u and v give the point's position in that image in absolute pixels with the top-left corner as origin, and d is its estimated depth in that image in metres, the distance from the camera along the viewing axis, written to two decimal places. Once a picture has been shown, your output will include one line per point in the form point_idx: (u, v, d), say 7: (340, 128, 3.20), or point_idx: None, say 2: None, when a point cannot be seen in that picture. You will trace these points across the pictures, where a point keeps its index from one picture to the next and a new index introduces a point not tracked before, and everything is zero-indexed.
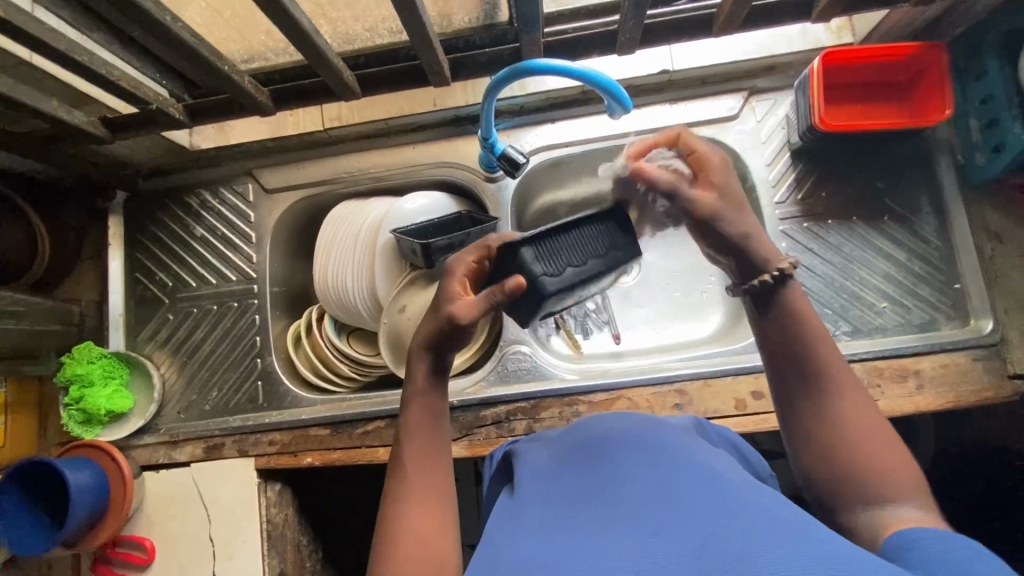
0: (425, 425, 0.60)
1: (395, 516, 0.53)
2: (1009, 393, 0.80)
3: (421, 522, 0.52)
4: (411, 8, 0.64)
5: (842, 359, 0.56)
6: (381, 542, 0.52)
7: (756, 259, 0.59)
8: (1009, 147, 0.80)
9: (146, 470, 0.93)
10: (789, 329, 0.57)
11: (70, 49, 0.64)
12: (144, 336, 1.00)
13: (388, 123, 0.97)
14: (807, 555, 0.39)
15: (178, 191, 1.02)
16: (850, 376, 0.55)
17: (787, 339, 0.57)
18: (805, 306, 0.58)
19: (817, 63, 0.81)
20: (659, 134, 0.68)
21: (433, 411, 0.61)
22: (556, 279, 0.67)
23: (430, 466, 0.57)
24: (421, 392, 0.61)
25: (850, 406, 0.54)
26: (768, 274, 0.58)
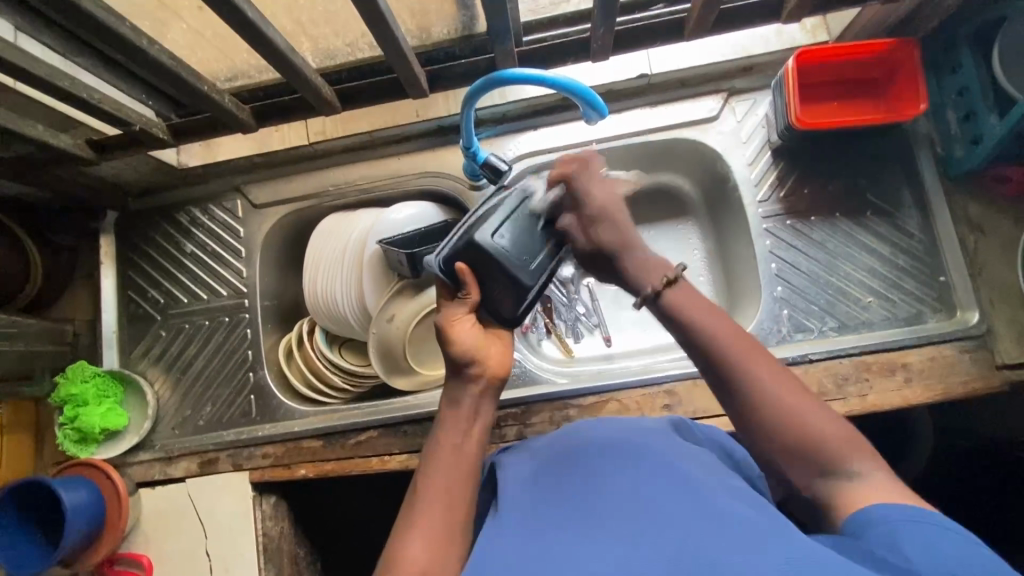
0: (453, 456, 0.58)
1: (402, 534, 0.52)
2: (997, 383, 0.80)
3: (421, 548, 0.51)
4: (384, 23, 0.65)
5: (758, 348, 0.55)
6: (384, 558, 0.51)
7: (637, 283, 0.62)
8: (985, 139, 0.80)
9: (141, 487, 0.93)
10: (677, 325, 0.58)
11: (52, 75, 0.66)
12: (138, 353, 1.01)
13: (372, 136, 0.98)
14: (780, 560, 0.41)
15: (168, 209, 1.03)
16: (783, 373, 0.54)
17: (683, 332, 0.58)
18: (687, 310, 0.58)
19: (793, 62, 0.81)
20: (565, 157, 0.69)
21: (463, 440, 0.59)
22: (486, 229, 0.67)
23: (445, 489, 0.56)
24: (454, 424, 0.60)
25: (778, 389, 0.53)
26: (646, 293, 0.60)
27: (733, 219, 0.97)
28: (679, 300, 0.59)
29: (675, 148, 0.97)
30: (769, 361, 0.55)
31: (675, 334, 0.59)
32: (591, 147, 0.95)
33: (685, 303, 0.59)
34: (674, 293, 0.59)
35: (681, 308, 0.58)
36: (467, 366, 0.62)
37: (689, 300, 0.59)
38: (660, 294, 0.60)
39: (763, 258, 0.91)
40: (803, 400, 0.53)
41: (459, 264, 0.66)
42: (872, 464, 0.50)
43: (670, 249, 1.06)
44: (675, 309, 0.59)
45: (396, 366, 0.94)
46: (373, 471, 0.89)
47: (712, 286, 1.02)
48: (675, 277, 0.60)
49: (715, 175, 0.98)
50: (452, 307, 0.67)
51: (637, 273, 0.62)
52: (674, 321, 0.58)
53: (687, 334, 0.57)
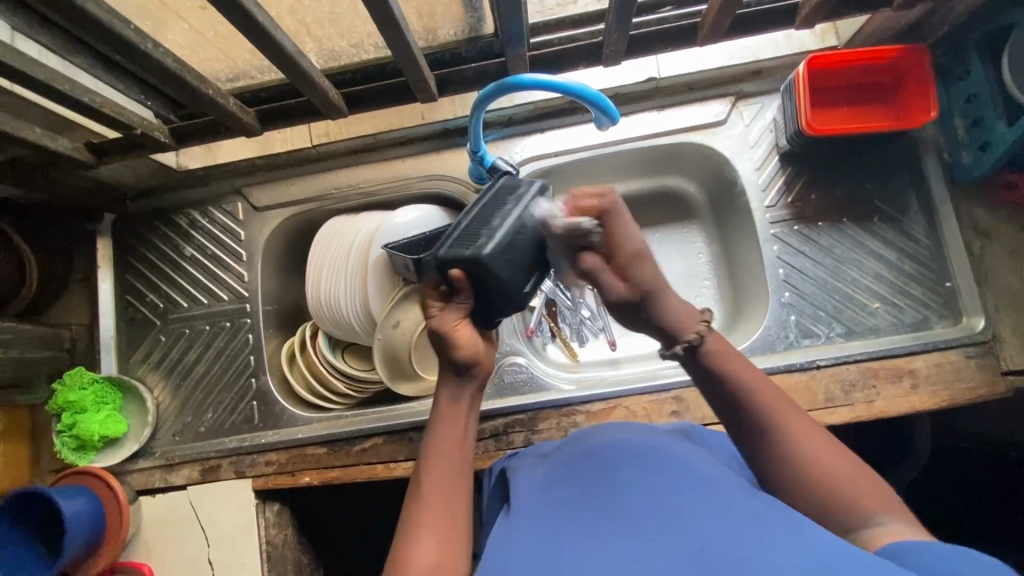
0: (449, 450, 0.58)
1: (406, 534, 0.53)
2: (1003, 389, 0.81)
3: (431, 548, 0.51)
4: (395, 26, 0.64)
5: (791, 415, 0.54)
6: (390, 561, 0.51)
7: (671, 331, 0.60)
8: (994, 146, 0.81)
9: (141, 495, 0.92)
10: (709, 377, 0.58)
11: (51, 78, 0.64)
12: (137, 359, 0.99)
13: (376, 138, 0.96)
14: (798, 556, 0.41)
15: (167, 211, 1.01)
16: (805, 428, 0.54)
17: (716, 390, 0.58)
18: (727, 367, 0.57)
19: (803, 67, 0.81)
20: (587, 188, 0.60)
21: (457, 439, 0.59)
22: (490, 243, 0.62)
23: (445, 485, 0.56)
24: (453, 418, 0.61)
25: (810, 450, 0.53)
26: (680, 345, 0.59)
27: (740, 223, 0.97)
28: (719, 353, 0.58)
29: (683, 152, 0.97)
30: (815, 427, 0.54)
31: (707, 387, 0.59)
32: (597, 151, 0.94)
33: (721, 356, 0.58)
34: (709, 344, 0.58)
35: (718, 367, 0.58)
36: (470, 368, 0.62)
37: (725, 352, 0.58)
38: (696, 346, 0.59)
39: (771, 264, 0.91)
40: (838, 458, 0.52)
41: (456, 273, 0.62)
42: (910, 525, 0.49)
43: (676, 252, 1.05)
44: (713, 362, 0.58)
45: (401, 372, 0.93)
46: (378, 478, 0.88)
47: (718, 290, 1.02)
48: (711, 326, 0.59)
49: (721, 179, 0.98)
50: (448, 311, 0.63)
51: (674, 322, 0.60)
52: (714, 371, 0.58)
53: (725, 392, 0.57)
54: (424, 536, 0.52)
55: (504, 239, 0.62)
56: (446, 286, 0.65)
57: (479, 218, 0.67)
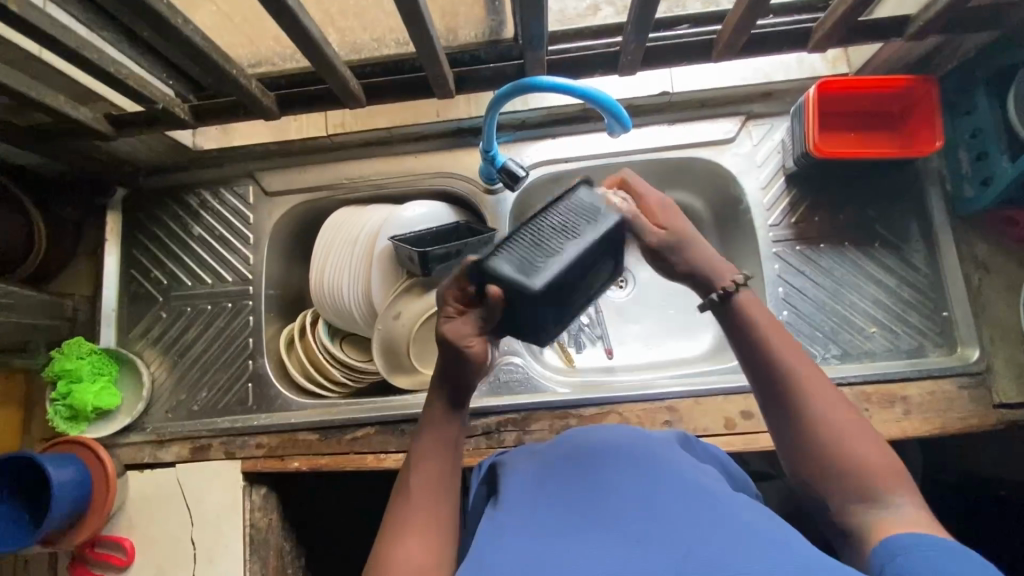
0: (433, 452, 0.58)
1: (391, 537, 0.52)
2: (994, 421, 0.81)
3: (417, 547, 0.51)
4: (419, 21, 0.65)
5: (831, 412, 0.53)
6: (374, 561, 0.51)
7: (707, 274, 0.59)
8: (997, 180, 0.82)
9: (130, 469, 0.92)
10: (739, 327, 0.57)
11: (80, 46, 0.65)
12: (137, 334, 1.00)
13: (391, 132, 0.98)
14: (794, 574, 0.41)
15: (179, 190, 1.03)
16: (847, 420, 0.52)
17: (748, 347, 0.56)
18: (757, 313, 0.57)
19: (813, 91, 0.83)
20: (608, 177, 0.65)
21: (445, 446, 0.59)
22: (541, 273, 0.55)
23: (429, 499, 0.55)
24: (436, 421, 0.60)
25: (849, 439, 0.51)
26: (717, 290, 0.58)
27: (742, 240, 0.98)
28: (749, 305, 0.57)
29: (690, 167, 0.98)
30: (829, 390, 0.54)
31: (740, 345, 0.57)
32: (609, 160, 0.96)
33: (753, 313, 0.57)
34: (743, 297, 0.58)
35: (753, 316, 0.57)
36: (469, 378, 0.60)
37: (758, 307, 0.57)
38: (730, 294, 0.58)
39: (771, 282, 0.92)
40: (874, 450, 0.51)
41: (492, 291, 0.56)
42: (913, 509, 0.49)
43: None
44: (745, 317, 0.57)
45: (398, 364, 0.93)
46: (367, 468, 0.88)
47: None
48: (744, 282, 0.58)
49: (727, 197, 0.99)
50: (455, 327, 0.58)
51: (707, 268, 0.59)
52: (743, 329, 0.57)
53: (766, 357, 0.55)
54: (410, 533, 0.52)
55: (557, 267, 0.55)
56: (474, 296, 0.58)
57: (553, 225, 0.58)
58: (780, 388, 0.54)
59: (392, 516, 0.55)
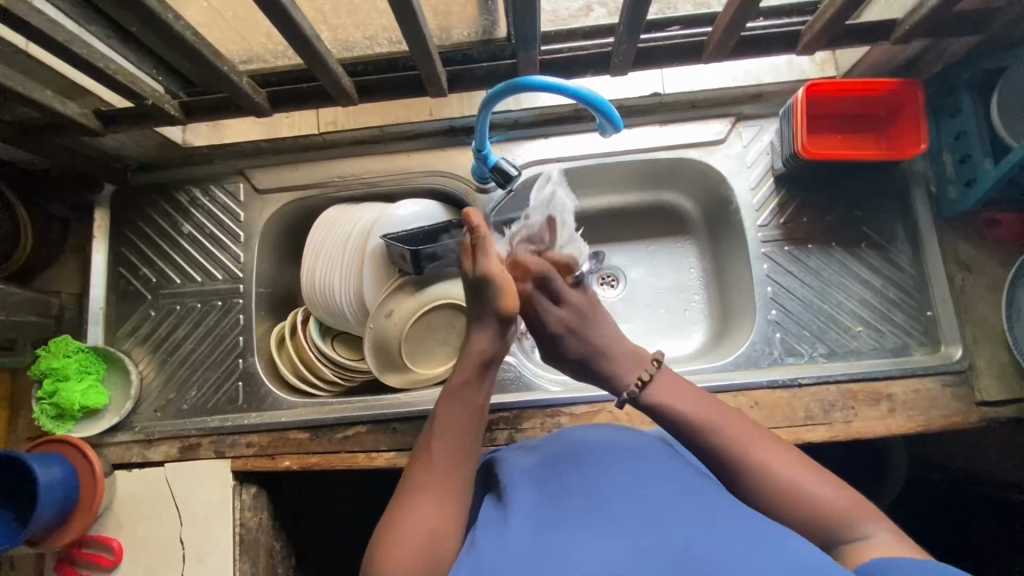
0: (451, 430, 0.61)
1: (407, 502, 0.56)
2: (975, 419, 0.83)
3: (430, 516, 0.54)
4: (413, 21, 0.65)
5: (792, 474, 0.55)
6: (387, 523, 0.55)
7: (618, 377, 0.67)
8: (980, 182, 0.83)
9: (118, 469, 0.91)
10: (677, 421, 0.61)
11: (69, 41, 0.65)
12: (125, 332, 0.98)
13: (382, 130, 0.97)
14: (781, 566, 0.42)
15: (168, 187, 1.02)
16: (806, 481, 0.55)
17: (686, 432, 0.60)
18: (680, 402, 0.62)
19: (802, 94, 0.84)
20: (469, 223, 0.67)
21: (469, 411, 0.63)
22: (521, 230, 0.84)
23: (445, 467, 0.59)
24: (456, 398, 0.63)
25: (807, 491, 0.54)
26: (633, 386, 0.65)
27: (732, 240, 0.99)
28: (664, 396, 0.63)
29: (680, 167, 0.99)
30: (773, 444, 0.57)
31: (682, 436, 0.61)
32: (601, 160, 0.96)
33: (666, 401, 0.62)
34: (653, 390, 0.64)
35: (691, 414, 0.60)
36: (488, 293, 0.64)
37: (673, 397, 0.62)
38: (641, 389, 0.65)
39: (761, 282, 0.93)
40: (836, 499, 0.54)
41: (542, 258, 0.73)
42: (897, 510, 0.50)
43: (668, 268, 1.07)
44: (661, 407, 0.62)
45: (390, 363, 0.93)
46: (359, 467, 0.88)
47: (707, 305, 1.04)
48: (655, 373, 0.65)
49: (717, 197, 1.00)
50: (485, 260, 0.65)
51: (623, 371, 0.67)
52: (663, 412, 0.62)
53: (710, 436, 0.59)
54: (422, 506, 0.55)
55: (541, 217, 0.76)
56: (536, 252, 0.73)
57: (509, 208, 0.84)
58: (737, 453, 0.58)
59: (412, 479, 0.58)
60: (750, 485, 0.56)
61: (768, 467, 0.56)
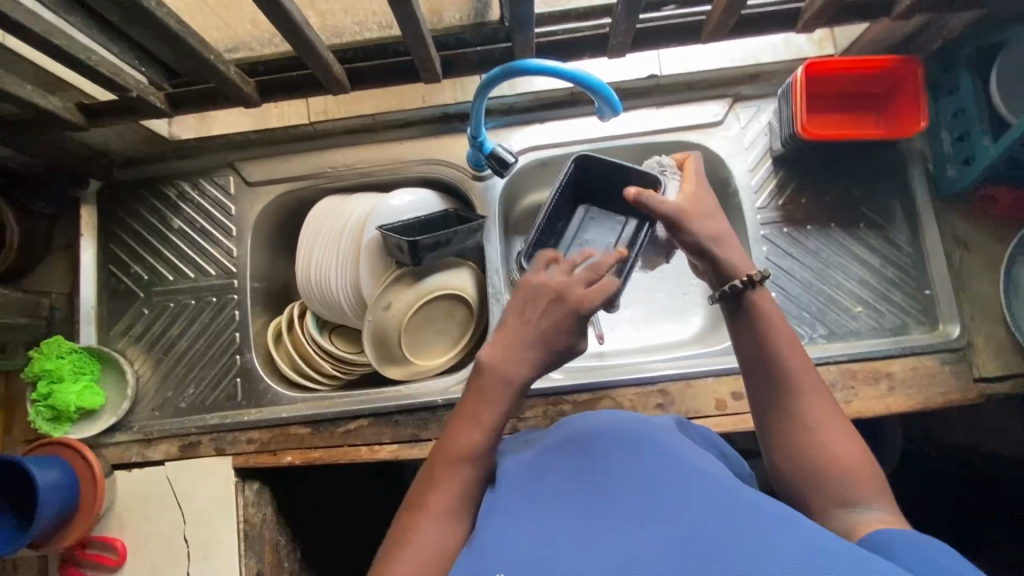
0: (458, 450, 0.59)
1: (416, 518, 0.56)
2: (973, 395, 0.84)
3: (437, 536, 0.55)
4: (405, 5, 0.63)
5: (827, 427, 0.55)
6: (395, 535, 0.56)
7: (727, 269, 0.64)
8: (978, 160, 0.83)
9: (117, 469, 0.90)
10: (754, 317, 0.61)
11: (47, 32, 0.62)
12: (118, 331, 0.97)
13: (376, 119, 0.96)
14: (791, 557, 0.40)
15: (156, 182, 0.99)
16: (843, 443, 0.55)
17: (749, 327, 0.61)
18: (768, 307, 0.61)
19: (801, 73, 0.83)
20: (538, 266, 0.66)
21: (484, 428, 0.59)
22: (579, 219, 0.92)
23: (454, 483, 0.58)
24: (471, 415, 0.60)
25: (835, 443, 0.55)
26: (737, 280, 0.62)
27: (730, 223, 0.98)
28: (759, 300, 0.62)
29: None
30: (813, 379, 0.58)
31: (744, 333, 0.61)
32: (599, 145, 0.95)
33: (764, 303, 0.61)
34: (755, 292, 0.62)
35: (757, 306, 0.62)
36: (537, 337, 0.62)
37: (768, 303, 0.62)
38: (753, 283, 0.62)
39: (760, 265, 0.93)
40: (859, 456, 0.54)
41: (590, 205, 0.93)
42: None
43: None
44: (754, 304, 0.61)
45: (390, 355, 0.92)
46: (362, 460, 0.88)
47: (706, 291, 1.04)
48: (762, 277, 0.62)
49: (716, 180, 0.99)
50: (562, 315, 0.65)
51: (728, 263, 0.64)
52: (754, 318, 0.61)
53: (776, 355, 0.59)
54: (429, 527, 0.55)
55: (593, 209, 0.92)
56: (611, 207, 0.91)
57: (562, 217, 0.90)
58: (773, 386, 0.58)
59: (420, 490, 0.58)
60: (792, 402, 0.57)
61: (810, 419, 0.56)
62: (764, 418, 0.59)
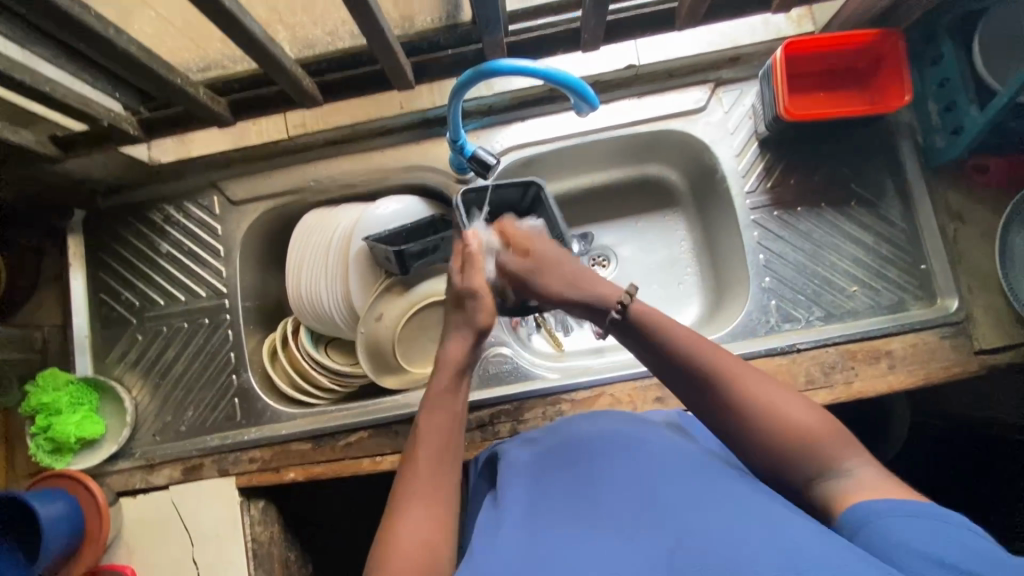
0: (436, 435, 0.60)
1: (396, 511, 0.54)
2: (975, 367, 0.83)
3: (421, 526, 0.52)
4: (369, 15, 0.63)
5: (775, 402, 0.53)
6: (380, 535, 0.53)
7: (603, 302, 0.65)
8: (966, 131, 0.82)
9: (123, 496, 0.90)
10: (645, 335, 0.61)
11: (10, 68, 0.62)
12: (114, 359, 0.97)
13: (354, 128, 0.95)
14: (783, 546, 0.39)
15: (141, 207, 0.99)
16: (800, 414, 0.52)
17: (653, 350, 0.61)
18: (654, 319, 0.62)
19: (781, 53, 0.82)
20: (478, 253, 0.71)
21: (451, 416, 0.61)
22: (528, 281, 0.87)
23: (430, 472, 0.57)
24: (439, 401, 0.62)
25: (790, 417, 0.52)
26: (614, 308, 0.63)
27: (720, 209, 0.97)
28: (640, 315, 0.62)
29: (663, 140, 0.97)
30: (737, 362, 0.56)
31: (646, 353, 0.61)
32: (581, 140, 0.94)
33: (648, 316, 0.62)
34: (633, 310, 0.63)
35: (647, 322, 0.62)
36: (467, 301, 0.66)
37: (649, 312, 0.62)
38: (627, 304, 0.63)
39: (752, 250, 0.92)
40: (823, 425, 0.52)
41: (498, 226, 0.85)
42: None
43: (659, 243, 1.06)
44: (640, 322, 0.62)
45: (385, 365, 0.92)
46: (364, 472, 0.87)
47: (700, 278, 1.03)
48: (631, 294, 0.64)
49: (703, 166, 0.98)
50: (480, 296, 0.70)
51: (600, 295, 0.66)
52: (644, 333, 0.61)
53: (690, 356, 0.58)
54: (409, 511, 0.54)
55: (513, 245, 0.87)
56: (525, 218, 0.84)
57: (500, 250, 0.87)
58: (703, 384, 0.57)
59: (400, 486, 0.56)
60: (731, 394, 0.55)
61: (761, 400, 0.54)
62: (715, 421, 0.56)
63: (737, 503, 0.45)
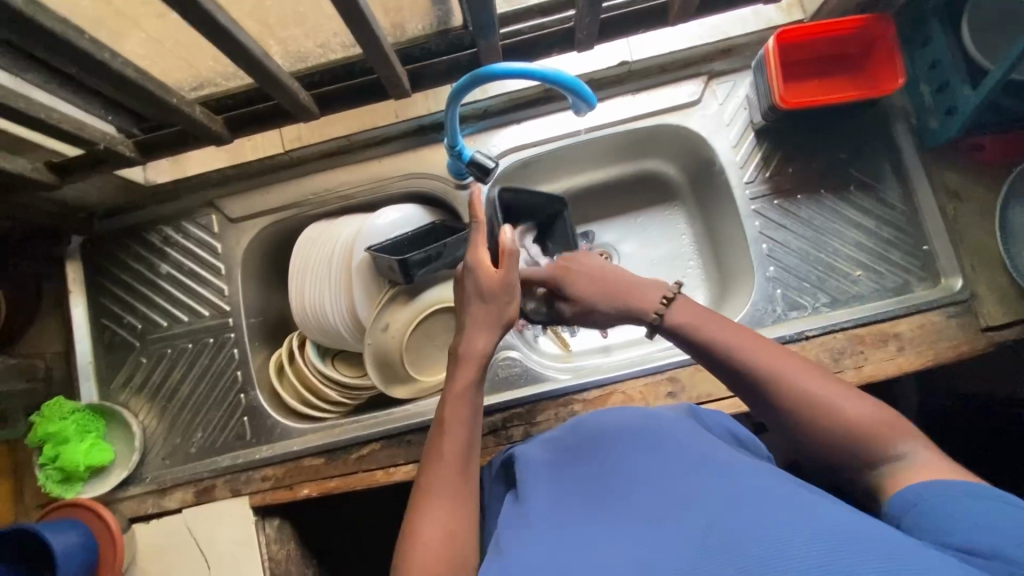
0: (456, 433, 0.58)
1: (419, 510, 0.54)
2: (983, 345, 0.83)
3: (440, 527, 0.52)
4: (364, 25, 0.63)
5: (829, 395, 0.54)
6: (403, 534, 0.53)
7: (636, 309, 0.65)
8: (959, 109, 0.82)
9: (135, 522, 0.89)
10: (692, 337, 0.62)
11: (4, 96, 0.61)
12: (119, 383, 0.96)
13: (350, 139, 0.95)
14: (809, 530, 0.39)
15: (138, 230, 0.98)
16: (851, 404, 0.53)
17: (701, 351, 0.61)
18: (697, 320, 0.62)
19: (772, 43, 0.82)
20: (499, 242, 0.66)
21: (469, 412, 0.60)
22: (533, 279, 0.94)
23: (451, 471, 0.56)
24: (459, 398, 0.60)
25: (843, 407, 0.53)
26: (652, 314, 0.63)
27: (720, 201, 0.97)
28: (682, 317, 0.62)
29: (659, 134, 0.97)
30: (786, 356, 0.57)
31: (695, 353, 0.62)
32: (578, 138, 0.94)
33: (693, 319, 0.62)
34: (674, 312, 0.63)
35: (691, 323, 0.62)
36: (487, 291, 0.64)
37: (691, 314, 0.62)
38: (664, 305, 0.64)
39: (754, 239, 0.92)
40: (875, 414, 0.52)
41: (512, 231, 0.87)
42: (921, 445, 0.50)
43: (660, 238, 1.06)
44: (684, 324, 0.62)
45: (394, 375, 0.91)
46: (379, 484, 0.87)
47: (703, 270, 1.03)
48: (674, 296, 0.64)
49: (701, 159, 0.98)
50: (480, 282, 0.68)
51: (635, 298, 0.65)
52: (690, 335, 0.62)
53: (737, 355, 0.58)
54: (436, 512, 0.53)
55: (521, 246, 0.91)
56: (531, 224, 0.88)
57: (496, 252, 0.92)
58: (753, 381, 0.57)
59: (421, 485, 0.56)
60: (784, 393, 0.55)
61: (810, 394, 0.54)
62: (770, 415, 0.57)
63: (760, 489, 0.45)
